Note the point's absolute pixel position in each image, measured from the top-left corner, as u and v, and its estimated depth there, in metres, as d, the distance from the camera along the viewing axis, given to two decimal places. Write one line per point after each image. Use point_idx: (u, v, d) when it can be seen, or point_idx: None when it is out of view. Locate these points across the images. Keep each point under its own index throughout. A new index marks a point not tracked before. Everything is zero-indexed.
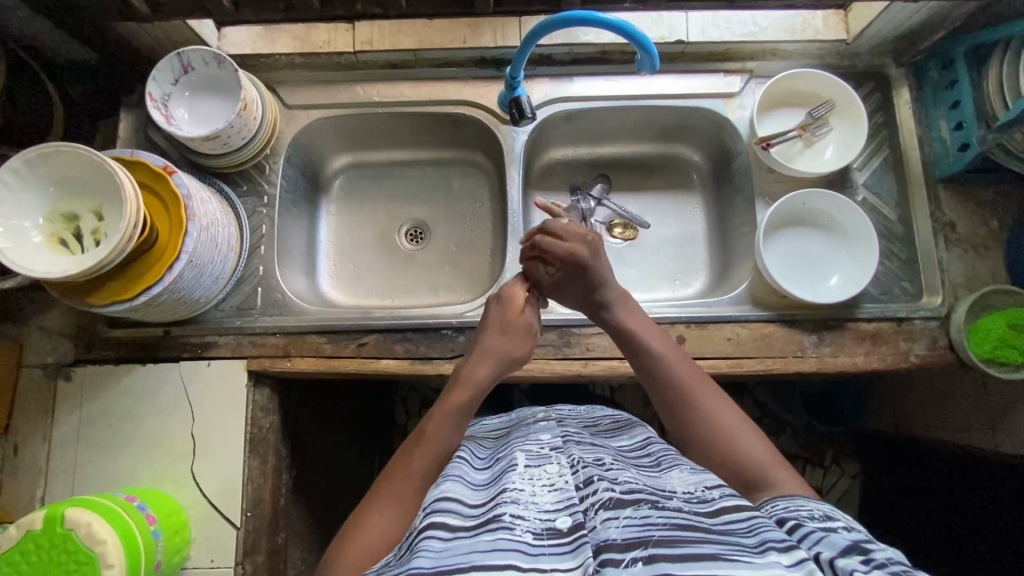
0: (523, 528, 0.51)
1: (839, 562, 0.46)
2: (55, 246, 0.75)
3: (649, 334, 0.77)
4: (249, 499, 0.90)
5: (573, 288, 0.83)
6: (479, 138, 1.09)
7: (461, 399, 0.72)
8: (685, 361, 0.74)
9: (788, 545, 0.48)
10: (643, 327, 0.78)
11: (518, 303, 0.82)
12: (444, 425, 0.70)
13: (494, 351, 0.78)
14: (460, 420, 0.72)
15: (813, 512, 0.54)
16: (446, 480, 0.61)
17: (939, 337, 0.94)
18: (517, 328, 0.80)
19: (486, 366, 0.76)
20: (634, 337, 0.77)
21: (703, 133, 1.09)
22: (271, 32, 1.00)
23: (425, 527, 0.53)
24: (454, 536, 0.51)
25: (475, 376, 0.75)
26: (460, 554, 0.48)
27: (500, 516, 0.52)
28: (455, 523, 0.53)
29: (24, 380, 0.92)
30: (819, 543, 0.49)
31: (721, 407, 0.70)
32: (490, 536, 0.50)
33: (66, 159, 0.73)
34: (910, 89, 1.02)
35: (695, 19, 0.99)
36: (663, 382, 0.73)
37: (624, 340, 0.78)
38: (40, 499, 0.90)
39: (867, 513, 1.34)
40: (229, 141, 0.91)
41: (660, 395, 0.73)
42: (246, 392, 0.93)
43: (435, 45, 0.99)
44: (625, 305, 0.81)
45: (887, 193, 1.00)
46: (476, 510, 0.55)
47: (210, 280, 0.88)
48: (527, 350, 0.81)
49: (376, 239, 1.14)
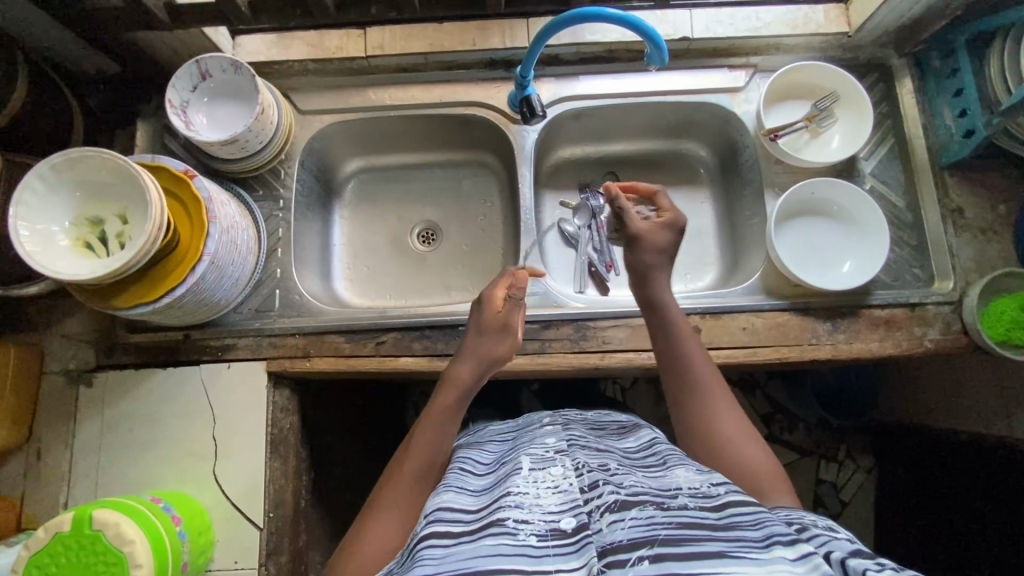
0: (526, 532, 0.51)
1: (850, 561, 0.46)
2: (80, 250, 0.76)
3: (681, 321, 0.78)
4: (271, 500, 0.91)
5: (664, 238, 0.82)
6: (490, 138, 1.11)
7: (444, 402, 0.73)
8: (705, 357, 0.76)
9: (793, 539, 0.48)
10: (677, 314, 0.79)
11: (497, 303, 0.80)
12: (429, 430, 0.71)
13: (474, 350, 0.77)
14: (445, 423, 0.72)
15: (817, 522, 0.54)
16: (447, 490, 0.62)
17: (952, 322, 0.94)
18: (494, 327, 0.78)
19: (468, 367, 0.76)
20: (667, 321, 0.78)
21: (709, 128, 1.11)
22: (284, 39, 1.02)
23: (427, 536, 0.55)
24: (457, 542, 0.53)
25: (458, 377, 0.76)
26: (464, 559, 0.49)
27: (502, 520, 0.53)
28: (458, 529, 0.54)
29: (47, 386, 0.93)
30: (828, 545, 0.49)
31: (730, 409, 0.71)
32: (492, 540, 0.51)
33: (92, 165, 0.75)
34: (913, 79, 1.04)
35: (699, 17, 1.01)
36: (683, 374, 0.74)
37: (655, 323, 0.79)
38: (63, 505, 0.91)
39: (886, 505, 1.33)
40: (247, 145, 0.93)
41: (673, 381, 0.75)
42: (266, 393, 0.93)
43: (444, 48, 1.01)
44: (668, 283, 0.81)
45: (894, 180, 1.02)
46: (479, 515, 0.56)
47: (230, 282, 0.89)
48: (510, 349, 0.78)
49: (388, 243, 1.15)
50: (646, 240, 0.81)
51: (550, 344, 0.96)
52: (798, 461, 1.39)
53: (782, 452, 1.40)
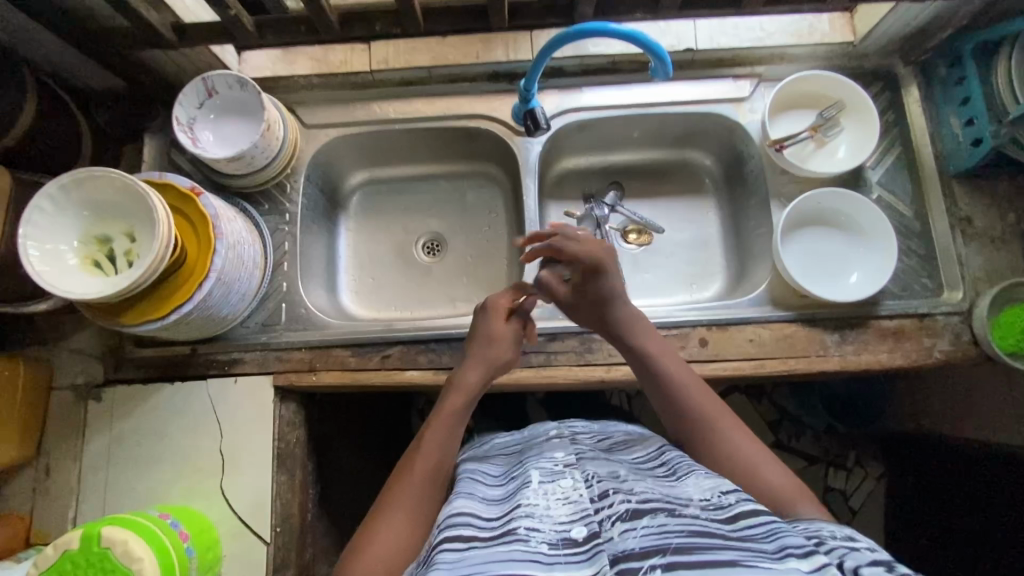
0: (538, 539, 0.51)
1: (864, 570, 0.45)
2: (90, 269, 0.77)
3: (668, 361, 0.77)
4: (278, 514, 0.91)
5: (589, 310, 0.82)
6: (495, 150, 1.11)
7: (456, 406, 0.74)
8: (697, 382, 0.75)
9: (808, 551, 0.47)
10: (662, 353, 0.78)
11: (503, 311, 0.80)
12: (440, 431, 0.71)
13: (481, 356, 0.77)
14: (455, 426, 0.73)
15: (835, 533, 0.53)
16: (460, 498, 0.62)
17: (962, 332, 0.94)
18: (502, 335, 0.79)
19: (477, 372, 0.77)
20: (650, 365, 0.77)
21: (715, 138, 1.10)
22: (290, 54, 1.04)
23: (441, 541, 0.54)
24: (469, 547, 0.53)
25: (466, 381, 0.76)
26: (475, 564, 0.49)
27: (514, 528, 0.53)
28: (470, 535, 0.54)
29: (56, 401, 0.94)
30: (844, 556, 0.48)
31: (738, 433, 0.70)
32: (505, 547, 0.51)
33: (100, 184, 0.76)
34: (920, 87, 1.03)
35: (703, 27, 1.02)
36: (687, 418, 0.73)
37: (643, 370, 0.78)
38: (71, 520, 0.91)
39: (895, 515, 1.32)
40: (253, 161, 0.93)
41: (676, 425, 0.74)
42: (273, 407, 0.94)
43: (448, 62, 1.02)
44: (642, 329, 0.81)
45: (901, 189, 1.01)
46: (491, 522, 0.56)
47: (237, 297, 0.90)
48: (514, 358, 0.80)
49: (393, 254, 1.15)
50: (579, 304, 0.82)
51: (555, 358, 0.96)
52: (806, 469, 1.38)
53: (789, 460, 1.39)
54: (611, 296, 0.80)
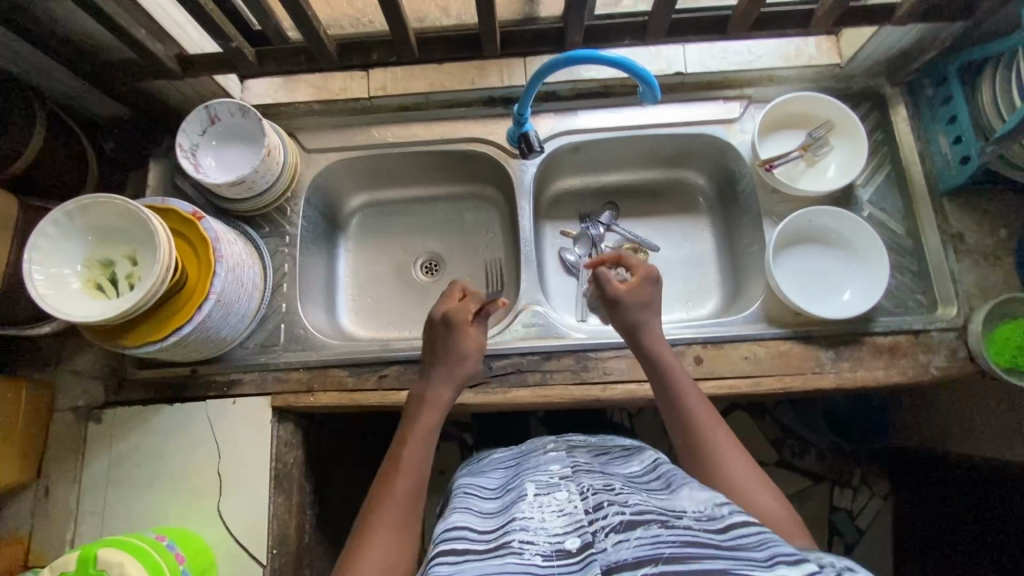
0: (531, 551, 0.52)
1: None
2: (92, 292, 0.79)
3: (677, 370, 0.79)
4: (275, 535, 0.91)
5: (632, 308, 0.83)
6: (491, 172, 1.13)
7: (429, 421, 0.76)
8: (708, 407, 0.75)
9: (799, 559, 0.47)
10: (672, 363, 0.80)
11: (467, 323, 0.82)
12: (417, 445, 0.73)
13: (449, 371, 0.80)
14: (429, 438, 0.74)
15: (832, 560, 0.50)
16: (455, 512, 0.63)
17: (958, 348, 0.94)
18: (467, 347, 0.81)
19: (445, 386, 0.79)
20: (662, 372, 0.79)
21: (707, 158, 1.12)
22: (290, 82, 1.07)
23: (436, 554, 0.55)
24: (463, 560, 0.53)
25: (436, 398, 0.78)
26: None
27: (509, 542, 0.54)
28: (463, 547, 0.55)
29: (57, 422, 0.95)
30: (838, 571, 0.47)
31: (736, 453, 0.71)
32: (499, 560, 0.51)
33: (104, 209, 0.78)
34: (907, 106, 1.05)
35: (692, 51, 1.05)
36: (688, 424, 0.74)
37: (654, 374, 0.80)
38: (69, 543, 0.91)
39: (902, 534, 1.30)
40: (254, 185, 0.96)
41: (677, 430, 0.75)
42: (271, 427, 0.94)
43: (445, 88, 1.05)
44: (659, 337, 0.82)
45: (892, 207, 1.03)
46: (487, 537, 0.56)
47: (236, 318, 0.91)
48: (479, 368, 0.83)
49: (392, 274, 1.17)
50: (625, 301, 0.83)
51: (551, 376, 0.96)
52: (809, 488, 1.36)
53: (793, 478, 1.37)
54: (653, 305, 0.84)
